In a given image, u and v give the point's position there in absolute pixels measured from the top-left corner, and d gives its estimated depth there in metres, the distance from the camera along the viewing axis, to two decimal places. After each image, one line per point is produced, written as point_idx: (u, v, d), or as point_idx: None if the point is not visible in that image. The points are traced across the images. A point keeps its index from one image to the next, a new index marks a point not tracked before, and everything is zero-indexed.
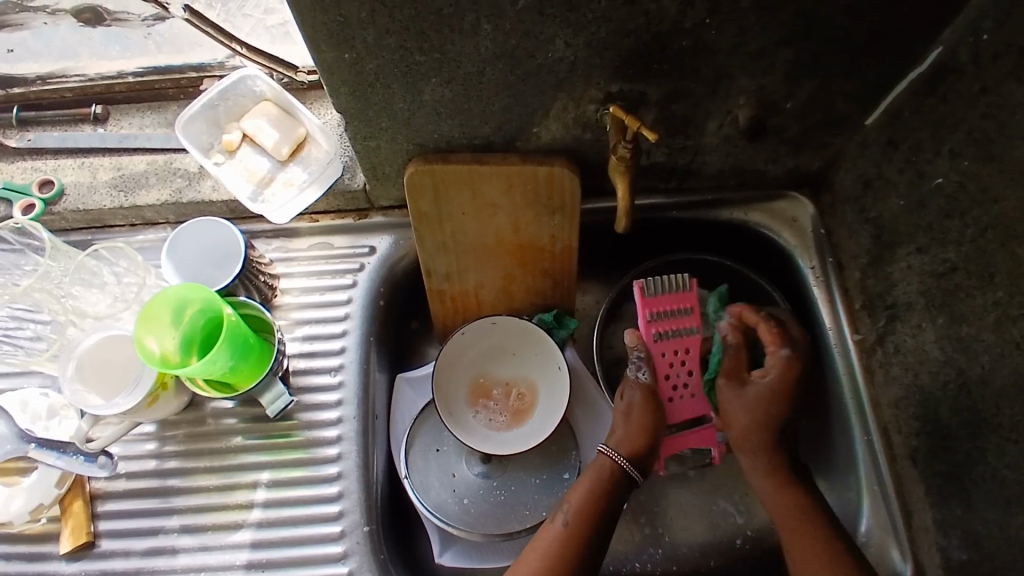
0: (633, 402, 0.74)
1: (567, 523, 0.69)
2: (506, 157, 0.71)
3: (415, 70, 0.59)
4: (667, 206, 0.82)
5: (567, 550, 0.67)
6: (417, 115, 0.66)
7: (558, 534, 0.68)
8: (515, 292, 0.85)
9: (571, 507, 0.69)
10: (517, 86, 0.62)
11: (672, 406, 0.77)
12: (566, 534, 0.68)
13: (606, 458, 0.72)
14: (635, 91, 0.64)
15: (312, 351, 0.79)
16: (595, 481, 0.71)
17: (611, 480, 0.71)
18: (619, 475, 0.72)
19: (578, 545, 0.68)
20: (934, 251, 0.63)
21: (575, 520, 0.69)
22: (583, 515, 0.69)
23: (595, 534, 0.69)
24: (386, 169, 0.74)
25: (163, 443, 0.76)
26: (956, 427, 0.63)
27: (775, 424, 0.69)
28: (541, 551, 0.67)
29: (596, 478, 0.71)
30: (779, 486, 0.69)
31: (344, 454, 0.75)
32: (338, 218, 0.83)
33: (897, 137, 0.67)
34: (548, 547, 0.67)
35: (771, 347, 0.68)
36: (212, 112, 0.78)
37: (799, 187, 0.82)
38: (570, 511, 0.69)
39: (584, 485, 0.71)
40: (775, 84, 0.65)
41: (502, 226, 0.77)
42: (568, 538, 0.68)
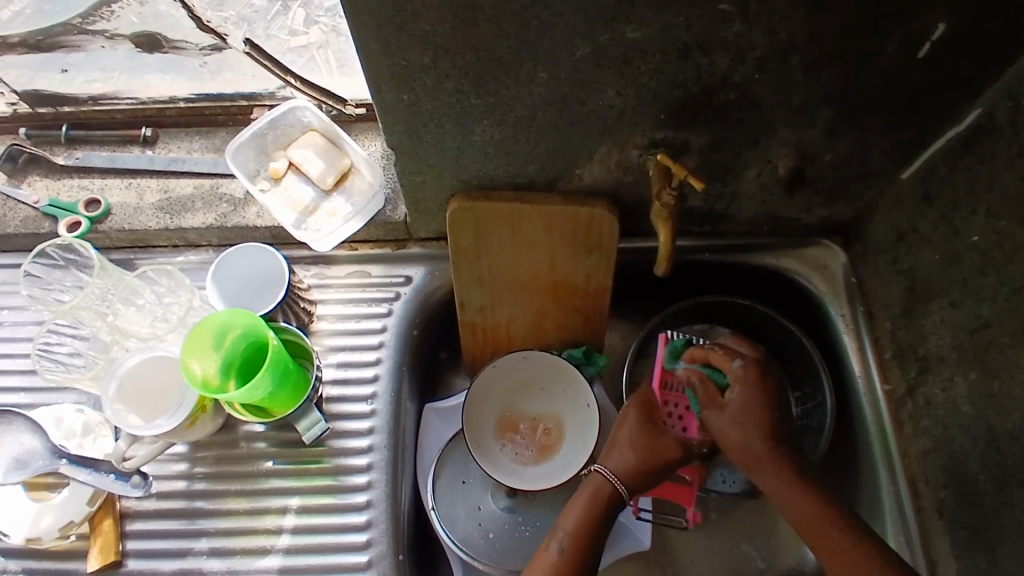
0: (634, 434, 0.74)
1: (564, 549, 0.68)
2: (548, 196, 0.73)
3: (469, 111, 0.61)
4: (698, 248, 0.84)
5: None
6: (465, 154, 0.67)
7: (555, 561, 0.67)
8: (546, 327, 0.86)
9: (567, 533, 0.69)
10: (565, 130, 0.64)
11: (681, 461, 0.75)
12: (565, 563, 0.67)
13: (604, 477, 0.72)
14: (678, 139, 0.66)
15: (345, 378, 0.80)
16: (589, 506, 0.70)
17: (603, 501, 0.71)
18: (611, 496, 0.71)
19: (577, 574, 0.67)
20: (968, 306, 0.64)
21: (570, 547, 0.68)
22: (580, 542, 0.68)
23: (592, 559, 0.69)
24: (428, 202, 0.76)
25: (193, 464, 0.77)
26: (985, 483, 0.63)
27: (768, 429, 0.68)
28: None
29: (593, 503, 0.70)
30: (801, 493, 0.66)
31: (374, 483, 0.76)
32: (376, 248, 0.84)
33: (930, 193, 0.69)
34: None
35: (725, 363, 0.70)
36: (261, 140, 0.81)
37: (830, 235, 0.83)
38: (566, 538, 0.68)
39: (580, 509, 0.70)
40: (814, 138, 0.66)
41: (539, 263, 0.78)
42: (569, 566, 0.67)
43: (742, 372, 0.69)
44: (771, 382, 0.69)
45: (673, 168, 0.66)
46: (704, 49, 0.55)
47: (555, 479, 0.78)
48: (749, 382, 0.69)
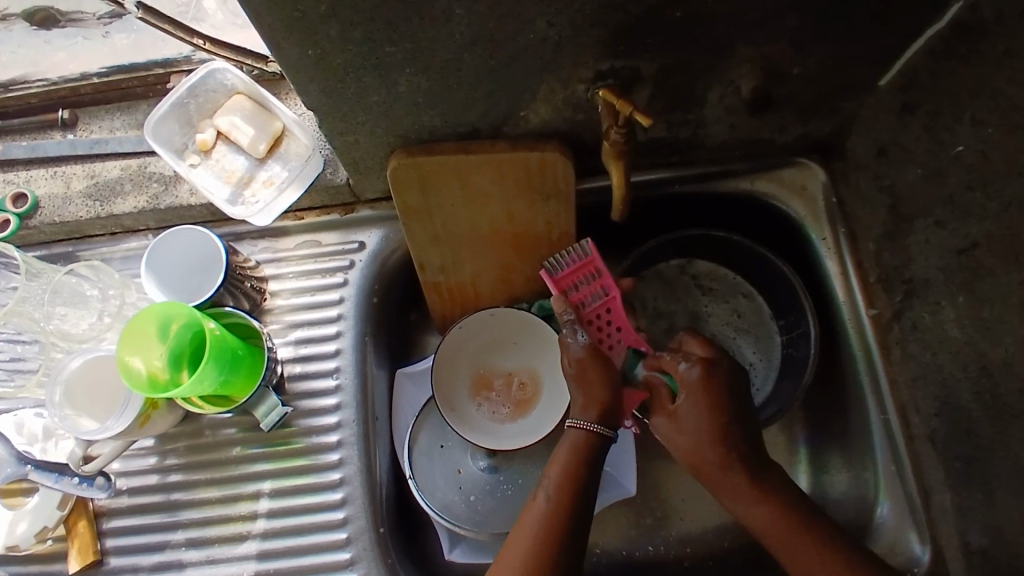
0: (583, 360, 0.70)
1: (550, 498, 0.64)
2: (495, 144, 0.67)
3: (388, 61, 0.55)
4: (667, 180, 0.78)
5: (550, 533, 0.62)
6: (395, 107, 0.61)
7: (540, 513, 0.63)
8: (514, 279, 0.82)
9: (552, 480, 0.65)
10: (500, 71, 0.58)
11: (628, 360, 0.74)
12: (548, 514, 0.63)
13: (580, 432, 0.67)
14: (627, 68, 0.59)
15: (306, 355, 0.77)
16: (574, 455, 0.66)
17: (591, 445, 0.67)
18: (594, 443, 0.67)
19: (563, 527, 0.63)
20: (955, 226, 0.59)
21: (556, 492, 0.64)
22: (566, 488, 0.64)
23: (581, 512, 0.64)
24: (368, 162, 0.70)
25: (164, 457, 0.75)
26: (977, 412, 0.60)
27: (725, 438, 0.65)
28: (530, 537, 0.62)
29: (577, 449, 0.67)
30: (761, 498, 0.64)
31: (346, 459, 0.73)
32: (324, 214, 0.79)
33: (912, 101, 0.62)
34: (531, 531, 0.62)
35: (674, 365, 0.69)
36: (184, 110, 0.75)
37: (808, 153, 0.77)
38: (552, 485, 0.64)
39: (564, 458, 0.66)
40: (779, 52, 0.59)
41: (495, 215, 0.73)
42: (553, 518, 0.63)
43: (689, 375, 0.67)
44: (727, 390, 0.67)
45: (616, 104, 0.58)
46: None
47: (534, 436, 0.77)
48: (690, 388, 0.67)
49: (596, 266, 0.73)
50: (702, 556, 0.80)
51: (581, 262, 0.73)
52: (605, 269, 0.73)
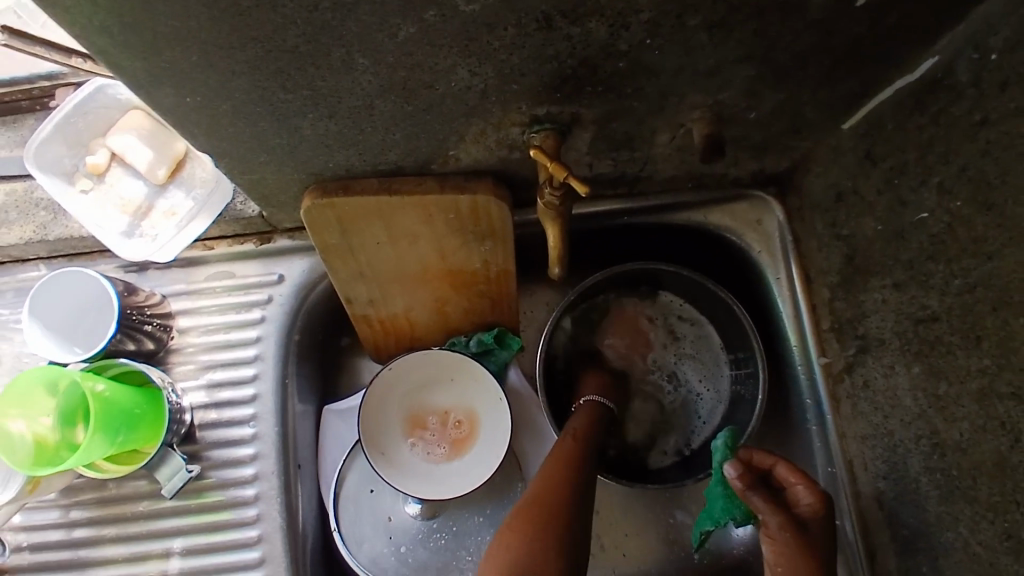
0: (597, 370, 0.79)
1: (567, 451, 0.65)
2: (421, 182, 0.60)
3: (285, 108, 0.48)
4: (616, 212, 0.72)
5: (564, 475, 0.63)
6: (302, 149, 0.54)
7: (557, 464, 0.64)
8: (451, 313, 0.76)
9: (573, 441, 0.67)
10: (419, 116, 0.51)
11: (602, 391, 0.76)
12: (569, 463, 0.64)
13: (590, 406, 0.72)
14: (565, 113, 0.53)
15: (218, 400, 0.70)
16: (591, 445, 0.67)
17: (598, 425, 0.70)
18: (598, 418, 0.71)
19: (573, 472, 0.63)
20: (913, 292, 0.54)
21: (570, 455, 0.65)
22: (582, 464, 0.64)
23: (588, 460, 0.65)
24: (279, 196, 0.62)
25: (70, 510, 0.69)
26: (926, 487, 0.56)
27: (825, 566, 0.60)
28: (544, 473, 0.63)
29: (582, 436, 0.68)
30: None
31: (265, 514, 0.68)
32: (237, 243, 0.72)
33: (875, 151, 0.57)
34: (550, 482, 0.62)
35: (799, 480, 0.61)
36: (70, 128, 0.66)
37: (764, 186, 0.72)
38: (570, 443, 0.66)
39: (583, 447, 0.66)
40: (734, 98, 0.53)
41: (426, 254, 0.67)
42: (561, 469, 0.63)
43: (812, 501, 0.61)
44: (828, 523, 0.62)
45: (548, 167, 0.49)
46: (571, 17, 0.41)
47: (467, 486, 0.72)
48: (815, 512, 0.61)
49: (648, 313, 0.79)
50: None
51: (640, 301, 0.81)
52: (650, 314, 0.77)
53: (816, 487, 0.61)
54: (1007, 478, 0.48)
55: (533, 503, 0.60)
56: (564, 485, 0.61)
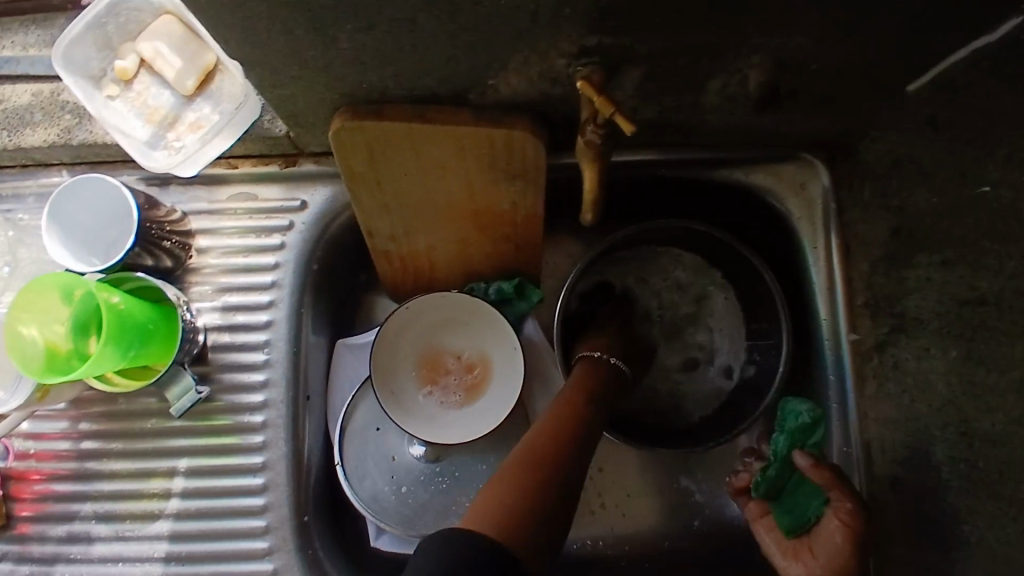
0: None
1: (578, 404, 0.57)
2: (456, 113, 0.57)
3: (322, 16, 0.45)
4: (656, 164, 0.68)
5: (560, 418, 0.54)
6: (335, 65, 0.51)
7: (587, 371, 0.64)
8: (472, 255, 0.74)
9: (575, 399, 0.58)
10: (461, 36, 0.48)
11: None
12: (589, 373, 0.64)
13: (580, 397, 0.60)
14: (618, 47, 0.49)
15: (231, 324, 0.70)
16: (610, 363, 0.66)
17: (601, 377, 0.63)
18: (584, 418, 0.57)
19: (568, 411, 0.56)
20: (962, 271, 0.52)
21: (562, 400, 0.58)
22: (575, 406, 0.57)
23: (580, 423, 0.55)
24: (306, 117, 0.60)
25: (77, 422, 0.70)
26: (948, 472, 0.55)
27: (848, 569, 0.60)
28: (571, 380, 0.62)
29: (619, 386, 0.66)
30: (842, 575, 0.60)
31: (270, 441, 0.68)
32: (262, 164, 0.70)
33: (941, 117, 0.53)
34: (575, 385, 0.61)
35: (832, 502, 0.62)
36: (102, 31, 0.64)
37: (813, 149, 0.68)
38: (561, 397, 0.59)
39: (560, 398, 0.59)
40: (799, 46, 0.50)
41: (454, 190, 0.65)
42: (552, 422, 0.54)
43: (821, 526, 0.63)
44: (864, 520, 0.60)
45: (595, 100, 0.47)
46: None
47: (464, 436, 0.72)
48: (847, 537, 0.60)
49: None
50: (640, 554, 0.80)
51: None
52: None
53: (858, 505, 0.61)
54: None
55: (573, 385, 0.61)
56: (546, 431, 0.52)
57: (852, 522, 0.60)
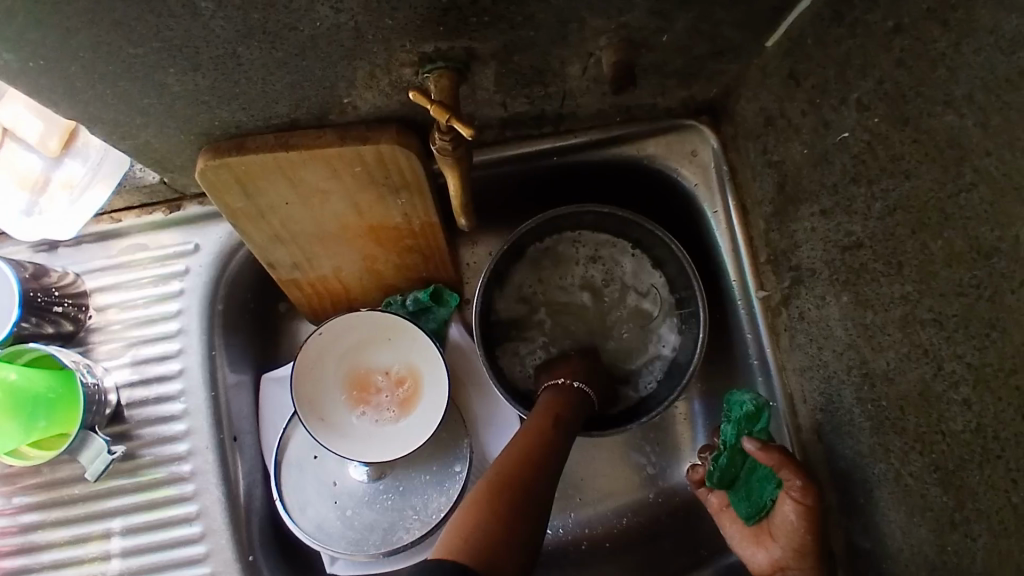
0: None
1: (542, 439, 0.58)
2: (321, 135, 0.56)
3: (139, 63, 0.43)
4: (545, 152, 0.69)
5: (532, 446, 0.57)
6: (178, 108, 0.50)
7: (568, 396, 0.66)
8: (383, 270, 0.73)
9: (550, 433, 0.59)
10: (295, 62, 0.47)
11: None
12: (566, 401, 0.65)
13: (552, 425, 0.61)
14: (458, 49, 0.49)
15: (144, 377, 0.68)
16: (581, 390, 0.67)
17: (573, 404, 0.64)
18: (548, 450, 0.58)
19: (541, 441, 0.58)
20: (838, 219, 0.52)
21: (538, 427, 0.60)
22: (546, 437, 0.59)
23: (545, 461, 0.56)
24: (173, 161, 0.58)
25: (12, 496, 0.68)
26: (859, 416, 0.55)
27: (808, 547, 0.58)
28: (542, 407, 0.64)
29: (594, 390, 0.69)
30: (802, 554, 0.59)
31: (202, 488, 0.68)
32: (145, 214, 0.68)
33: (798, 70, 0.53)
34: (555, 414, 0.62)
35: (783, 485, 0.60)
36: None
37: (697, 115, 0.68)
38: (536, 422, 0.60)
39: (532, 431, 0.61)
40: (638, 21, 0.49)
41: (342, 211, 0.63)
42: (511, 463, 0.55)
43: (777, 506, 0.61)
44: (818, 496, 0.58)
45: (431, 110, 0.46)
46: None
47: (395, 452, 0.72)
48: (802, 516, 0.58)
49: None
50: (600, 534, 0.81)
51: None
52: None
53: (809, 481, 0.58)
54: (932, 408, 0.45)
55: (546, 410, 0.63)
56: (528, 455, 0.55)
57: (803, 499, 0.57)
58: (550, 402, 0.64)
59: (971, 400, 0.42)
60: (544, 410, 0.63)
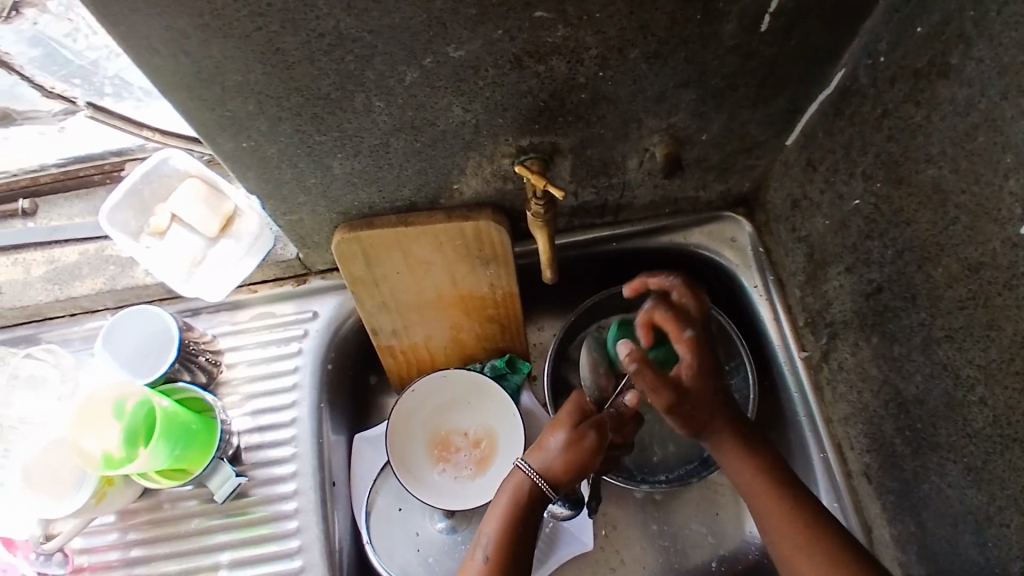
0: None
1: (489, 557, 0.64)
2: (432, 215, 0.71)
3: (318, 148, 0.59)
4: (607, 238, 0.82)
5: None
6: (332, 188, 0.65)
7: (529, 488, 0.67)
8: (465, 339, 0.85)
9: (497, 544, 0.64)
10: (425, 151, 0.62)
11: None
12: (524, 495, 0.66)
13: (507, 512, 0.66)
14: (546, 142, 0.64)
15: (262, 424, 0.79)
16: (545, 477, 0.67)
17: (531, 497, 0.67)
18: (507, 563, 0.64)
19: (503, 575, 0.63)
20: (861, 271, 0.63)
21: (493, 557, 0.64)
22: (503, 564, 0.64)
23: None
24: (314, 237, 0.74)
25: (125, 532, 0.77)
26: (900, 445, 0.62)
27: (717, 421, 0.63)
28: (499, 511, 0.66)
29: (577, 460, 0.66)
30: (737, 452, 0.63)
31: (304, 526, 0.76)
32: (277, 286, 0.82)
33: (814, 158, 0.66)
34: (511, 518, 0.65)
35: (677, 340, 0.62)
36: (138, 197, 0.78)
37: (733, 207, 0.82)
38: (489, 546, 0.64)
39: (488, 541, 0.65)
40: (684, 121, 0.64)
41: (440, 280, 0.77)
42: None
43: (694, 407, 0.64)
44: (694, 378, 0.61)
45: (530, 180, 0.61)
46: (537, 56, 0.52)
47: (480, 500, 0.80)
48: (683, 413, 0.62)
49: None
50: None
51: None
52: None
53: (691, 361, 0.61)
54: (958, 415, 0.54)
55: (502, 520, 0.65)
56: None
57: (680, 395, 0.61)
58: (508, 502, 0.66)
59: (986, 398, 0.51)
60: (501, 522, 0.65)
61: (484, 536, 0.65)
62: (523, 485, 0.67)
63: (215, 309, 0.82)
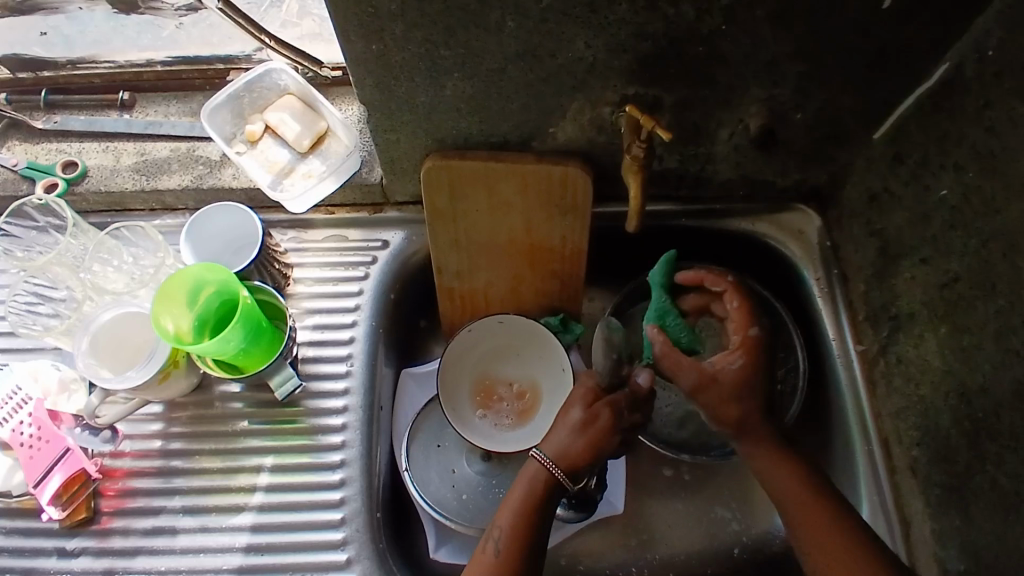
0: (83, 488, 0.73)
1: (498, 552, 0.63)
2: (523, 156, 0.73)
3: (439, 64, 0.62)
4: (677, 214, 0.84)
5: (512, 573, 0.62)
6: (438, 111, 0.68)
7: (546, 477, 0.65)
8: (523, 293, 0.86)
9: (504, 535, 0.63)
10: (537, 85, 0.65)
11: (60, 462, 0.72)
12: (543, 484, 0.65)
13: (522, 496, 0.65)
14: (650, 95, 0.66)
15: (320, 340, 0.80)
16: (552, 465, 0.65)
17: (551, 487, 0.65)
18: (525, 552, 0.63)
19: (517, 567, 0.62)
20: (938, 262, 0.65)
21: (507, 550, 0.63)
22: (515, 554, 0.63)
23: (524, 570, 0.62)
24: (404, 163, 0.76)
25: (169, 424, 0.77)
26: (956, 436, 0.64)
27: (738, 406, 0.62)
28: (512, 507, 0.64)
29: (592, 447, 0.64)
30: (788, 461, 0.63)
31: (349, 442, 0.76)
32: (354, 212, 0.85)
33: (902, 151, 0.68)
34: (524, 509, 0.64)
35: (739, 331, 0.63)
36: (237, 103, 0.80)
37: (805, 201, 0.84)
38: (502, 539, 0.63)
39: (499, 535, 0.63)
40: (785, 95, 0.66)
41: (514, 225, 0.78)
42: None
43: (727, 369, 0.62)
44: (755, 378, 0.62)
45: (641, 120, 0.65)
46: None
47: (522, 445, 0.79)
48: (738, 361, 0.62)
49: (56, 454, 0.72)
50: None
51: (64, 479, 0.72)
52: (67, 455, 0.72)
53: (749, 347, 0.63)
54: None
55: (515, 514, 0.64)
56: None
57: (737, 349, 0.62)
58: (522, 493, 0.65)
59: None
60: (514, 517, 0.64)
61: (497, 528, 0.64)
62: (538, 475, 0.65)
63: (290, 225, 0.84)
